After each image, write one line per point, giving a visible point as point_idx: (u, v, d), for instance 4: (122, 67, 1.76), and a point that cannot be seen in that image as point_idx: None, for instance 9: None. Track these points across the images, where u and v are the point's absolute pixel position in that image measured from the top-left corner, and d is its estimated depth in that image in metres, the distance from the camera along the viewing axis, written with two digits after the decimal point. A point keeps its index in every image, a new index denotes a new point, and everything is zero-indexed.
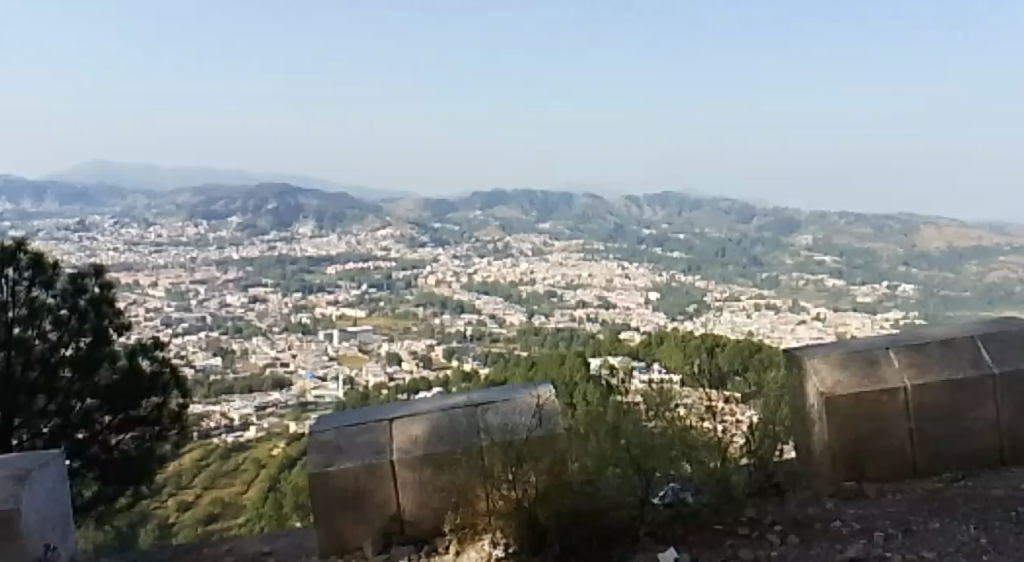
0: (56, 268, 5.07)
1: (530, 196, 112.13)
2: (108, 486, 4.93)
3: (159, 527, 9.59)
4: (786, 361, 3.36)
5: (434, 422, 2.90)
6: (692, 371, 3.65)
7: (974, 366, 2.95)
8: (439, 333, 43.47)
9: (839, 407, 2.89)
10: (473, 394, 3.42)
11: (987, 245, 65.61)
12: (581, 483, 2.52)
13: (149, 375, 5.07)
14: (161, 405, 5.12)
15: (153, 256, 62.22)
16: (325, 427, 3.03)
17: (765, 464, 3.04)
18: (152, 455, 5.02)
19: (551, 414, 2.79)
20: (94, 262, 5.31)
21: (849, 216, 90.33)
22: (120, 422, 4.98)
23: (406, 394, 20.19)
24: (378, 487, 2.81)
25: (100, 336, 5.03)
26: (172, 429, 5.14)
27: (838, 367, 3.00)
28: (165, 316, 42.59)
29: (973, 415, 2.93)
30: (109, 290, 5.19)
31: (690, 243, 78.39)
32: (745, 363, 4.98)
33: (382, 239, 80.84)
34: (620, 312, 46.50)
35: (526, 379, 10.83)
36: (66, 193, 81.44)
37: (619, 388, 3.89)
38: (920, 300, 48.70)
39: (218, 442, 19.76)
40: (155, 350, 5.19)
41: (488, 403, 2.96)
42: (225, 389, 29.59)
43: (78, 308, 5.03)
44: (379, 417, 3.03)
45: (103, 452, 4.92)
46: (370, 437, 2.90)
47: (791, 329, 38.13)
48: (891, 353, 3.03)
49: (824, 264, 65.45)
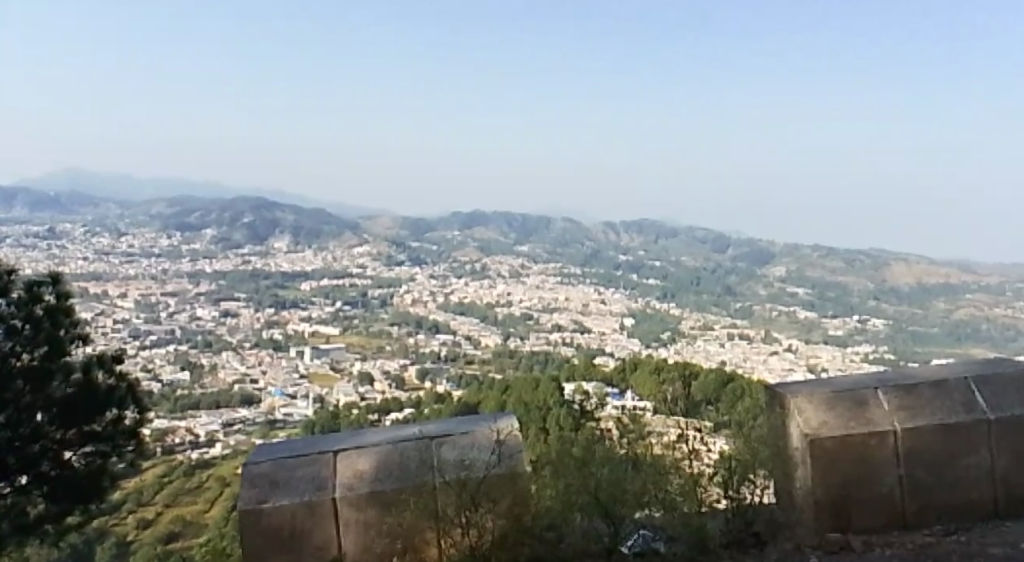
0: (9, 275, 4.20)
1: (508, 219, 112.65)
2: (55, 504, 3.98)
3: (118, 545, 9.45)
4: (765, 398, 3.31)
5: (382, 456, 2.75)
6: (663, 406, 3.58)
7: (966, 410, 2.96)
8: (414, 352, 43.34)
9: (825, 451, 2.86)
10: (432, 420, 3.30)
11: (954, 283, 66.87)
12: (541, 531, 2.66)
13: (105, 388, 4.20)
14: (116, 420, 4.24)
15: (124, 266, 61.58)
16: (261, 458, 2.87)
17: (744, 511, 3.03)
18: (105, 473, 4.09)
19: (516, 447, 2.70)
20: (52, 271, 4.45)
21: (823, 249, 91.45)
22: (73, 438, 4.08)
23: (378, 414, 20.11)
24: (318, 527, 2.67)
25: (58, 346, 4.12)
26: (129, 446, 4.26)
27: (822, 407, 2.97)
28: (133, 330, 42.14)
29: (966, 461, 2.92)
30: (67, 298, 4.29)
31: (665, 271, 79.09)
32: (717, 392, 4.94)
33: (359, 257, 80.69)
34: (595, 337, 46.68)
35: (500, 401, 10.78)
36: (37, 201, 80.49)
37: (591, 418, 3.87)
38: (890, 335, 49.48)
39: (182, 458, 19.50)
40: (114, 362, 4.32)
41: (445, 435, 2.78)
42: (191, 404, 29.33)
43: (34, 319, 4.12)
44: (322, 448, 2.87)
45: (54, 468, 3.99)
46: (312, 472, 2.75)
47: (764, 360, 38.46)
48: (881, 393, 3.02)
49: (796, 296, 66.23)
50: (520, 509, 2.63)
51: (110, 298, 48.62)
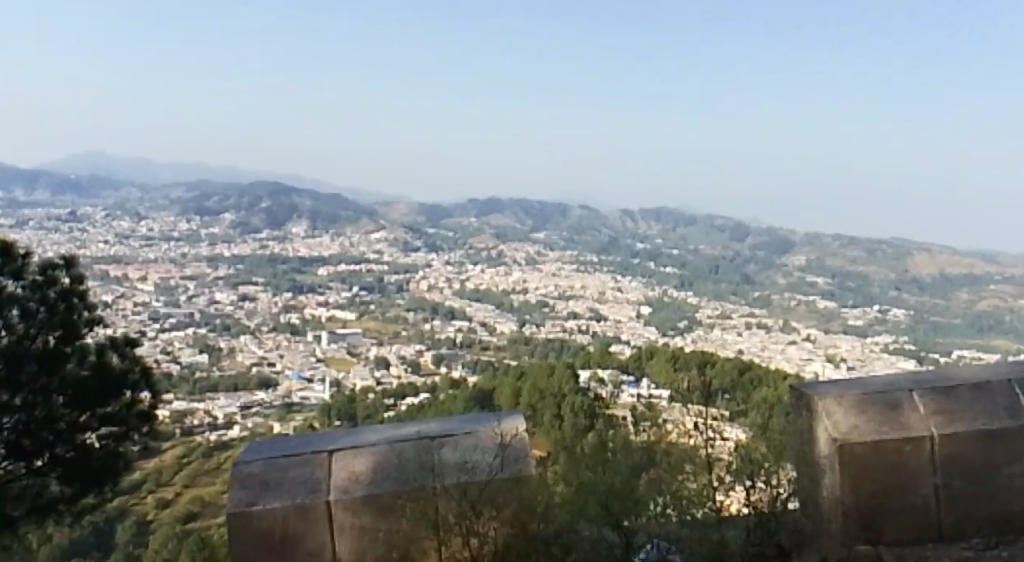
0: (23, 256, 3.88)
1: (525, 206, 112.34)
2: (69, 488, 3.69)
3: (136, 524, 9.48)
4: (792, 395, 3.06)
5: (380, 456, 2.59)
6: (682, 404, 3.39)
7: (1010, 414, 2.70)
8: (430, 338, 43.34)
9: (856, 457, 2.62)
10: (436, 416, 3.14)
11: (977, 274, 66.17)
12: (547, 546, 2.53)
13: (120, 371, 3.87)
14: (132, 404, 3.90)
15: (144, 249, 61.96)
16: (252, 456, 2.69)
17: (766, 522, 2.89)
18: (121, 459, 3.79)
19: (525, 451, 2.56)
20: (66, 252, 4.11)
21: (843, 239, 90.58)
22: (89, 421, 3.76)
23: (394, 398, 20.12)
24: (311, 532, 2.51)
25: (73, 328, 3.82)
26: (144, 430, 3.93)
27: (852, 411, 2.73)
28: (153, 312, 42.49)
29: (1010, 469, 2.67)
30: (81, 281, 3.96)
31: (683, 260, 78.63)
32: (737, 390, 4.82)
33: (376, 242, 80.72)
34: (612, 325, 46.52)
35: (513, 388, 10.74)
36: (58, 184, 81.21)
37: (605, 413, 3.69)
38: (910, 325, 48.99)
39: (200, 439, 19.58)
40: (128, 345, 3.99)
41: (445, 437, 2.63)
42: (209, 386, 29.49)
43: (49, 300, 3.80)
44: (315, 446, 2.70)
45: (69, 452, 3.69)
46: (305, 473, 2.58)
47: (783, 349, 38.21)
48: (916, 395, 2.78)
49: (816, 285, 65.74)
50: (526, 516, 2.51)
51: (130, 282, 49.05)
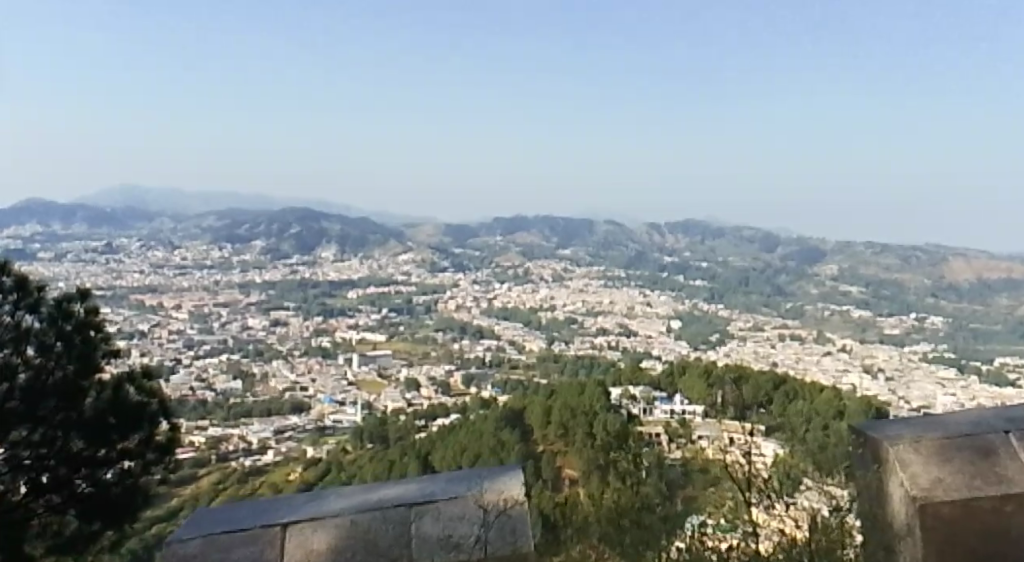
0: (40, 289, 3.73)
1: (551, 226, 112.09)
2: (88, 522, 3.59)
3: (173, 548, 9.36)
4: (855, 440, 3.12)
5: (340, 531, 2.74)
6: (636, 469, 3.49)
7: None
8: (459, 358, 43.23)
9: (940, 518, 2.56)
10: (429, 478, 3.21)
11: (1015, 280, 65.09)
12: None
13: (135, 403, 3.76)
14: (147, 436, 3.80)
15: (178, 278, 62.66)
16: (193, 533, 2.85)
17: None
18: (140, 490, 3.70)
19: (520, 523, 2.74)
20: (84, 285, 3.97)
21: (876, 247, 89.42)
22: (107, 455, 3.66)
23: (425, 421, 19.96)
24: None
25: (87, 362, 3.70)
26: (160, 461, 3.83)
27: (934, 460, 2.72)
28: (187, 341, 42.80)
29: None
30: (95, 313, 3.82)
31: (713, 273, 77.81)
32: (797, 421, 4.80)
33: (404, 264, 80.76)
34: (642, 341, 45.98)
35: (543, 408, 10.49)
36: (92, 219, 82.60)
37: (613, 459, 3.82)
38: (949, 333, 48.11)
39: (236, 465, 19.51)
40: (147, 376, 3.88)
41: (427, 503, 2.83)
42: (243, 412, 29.50)
43: (64, 333, 3.68)
44: (274, 520, 2.86)
45: (89, 486, 3.61)
46: (253, 551, 2.72)
47: (817, 361, 37.71)
48: (1012, 438, 2.76)
49: (849, 295, 64.86)
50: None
51: (164, 313, 49.54)
